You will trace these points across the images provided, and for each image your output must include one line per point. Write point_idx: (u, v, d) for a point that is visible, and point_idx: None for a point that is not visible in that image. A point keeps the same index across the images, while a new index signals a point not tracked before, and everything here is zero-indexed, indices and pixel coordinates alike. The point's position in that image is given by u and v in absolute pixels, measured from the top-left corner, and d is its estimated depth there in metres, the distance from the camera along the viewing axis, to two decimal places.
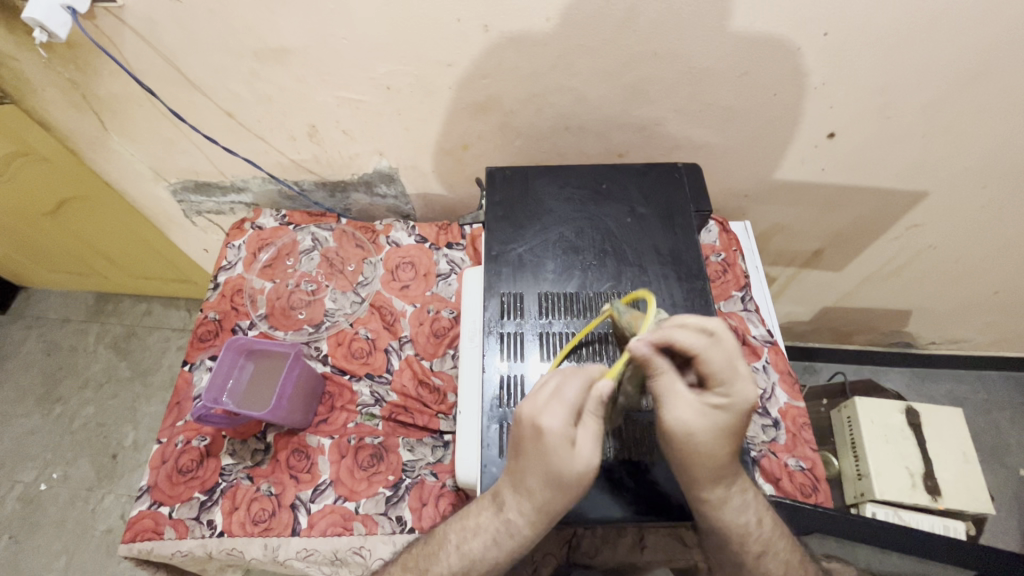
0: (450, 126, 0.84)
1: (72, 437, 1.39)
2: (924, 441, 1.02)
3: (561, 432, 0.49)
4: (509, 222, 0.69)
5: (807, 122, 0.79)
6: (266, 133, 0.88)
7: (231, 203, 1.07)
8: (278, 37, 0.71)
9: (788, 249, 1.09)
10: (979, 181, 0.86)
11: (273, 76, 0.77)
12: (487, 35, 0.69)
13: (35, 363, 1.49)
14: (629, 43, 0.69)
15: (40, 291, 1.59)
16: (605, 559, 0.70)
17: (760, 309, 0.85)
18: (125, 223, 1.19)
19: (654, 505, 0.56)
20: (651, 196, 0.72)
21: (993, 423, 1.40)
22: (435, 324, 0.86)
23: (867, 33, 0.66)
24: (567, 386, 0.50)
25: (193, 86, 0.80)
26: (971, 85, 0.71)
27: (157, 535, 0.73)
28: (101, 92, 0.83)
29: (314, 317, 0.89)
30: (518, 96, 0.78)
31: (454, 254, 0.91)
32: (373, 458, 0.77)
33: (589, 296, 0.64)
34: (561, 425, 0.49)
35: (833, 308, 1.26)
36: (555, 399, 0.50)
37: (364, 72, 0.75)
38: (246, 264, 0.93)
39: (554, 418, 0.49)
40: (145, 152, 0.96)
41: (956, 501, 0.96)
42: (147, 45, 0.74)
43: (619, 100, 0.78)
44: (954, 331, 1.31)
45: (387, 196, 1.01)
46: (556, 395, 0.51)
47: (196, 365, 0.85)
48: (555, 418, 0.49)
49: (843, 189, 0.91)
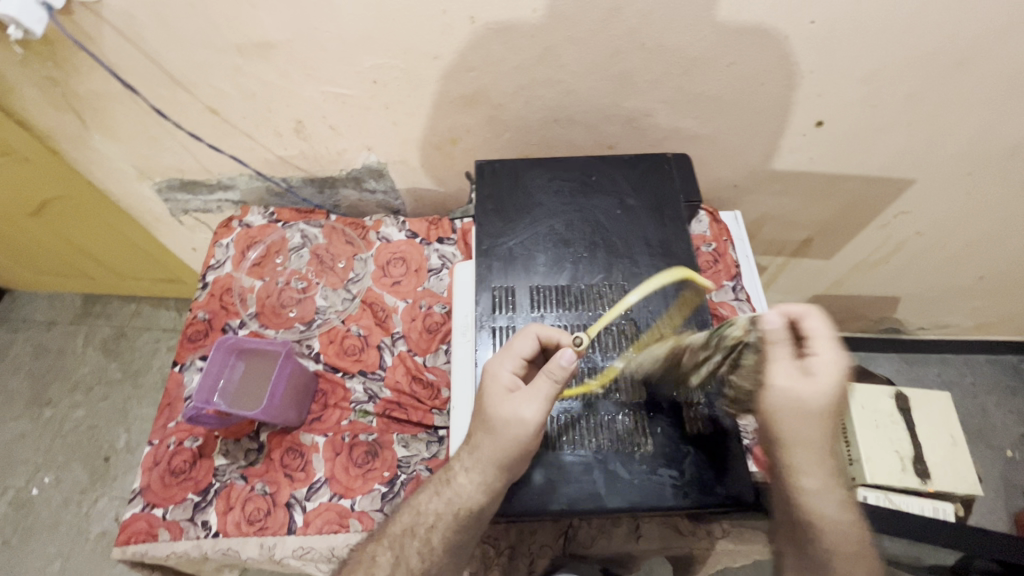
0: (438, 120, 0.83)
1: (63, 441, 1.37)
2: (913, 425, 1.03)
3: (505, 377, 0.54)
4: (499, 216, 0.69)
5: (795, 111, 0.79)
6: (251, 130, 0.87)
7: (218, 201, 1.06)
8: (261, 31, 0.70)
9: (778, 239, 1.09)
10: (963, 169, 0.87)
11: (256, 72, 0.76)
12: (474, 26, 0.68)
13: (23, 367, 1.47)
14: (617, 34, 0.69)
15: (27, 293, 1.57)
16: (600, 549, 0.70)
17: (753, 297, 0.85)
18: (109, 223, 1.17)
19: (649, 494, 0.56)
20: (641, 187, 0.72)
21: (981, 406, 1.42)
22: (428, 320, 0.86)
23: (855, 20, 0.66)
24: (520, 344, 0.55)
25: (176, 82, 0.79)
26: (957, 73, 0.72)
27: (151, 537, 0.72)
28: (80, 90, 0.82)
29: (305, 315, 0.88)
30: (506, 89, 0.78)
31: (445, 249, 0.91)
32: (368, 455, 0.77)
33: (581, 289, 0.64)
34: (509, 373, 0.54)
35: (824, 295, 1.27)
36: (512, 355, 0.55)
37: (350, 66, 0.74)
38: (234, 262, 0.92)
39: (504, 367, 0.54)
40: (129, 151, 0.94)
41: (944, 484, 0.98)
42: (127, 41, 0.73)
43: (607, 91, 0.78)
44: (941, 316, 1.32)
45: (377, 191, 1.00)
46: (513, 353, 0.55)
47: (186, 365, 0.84)
48: (503, 366, 0.55)
49: (831, 177, 0.92)
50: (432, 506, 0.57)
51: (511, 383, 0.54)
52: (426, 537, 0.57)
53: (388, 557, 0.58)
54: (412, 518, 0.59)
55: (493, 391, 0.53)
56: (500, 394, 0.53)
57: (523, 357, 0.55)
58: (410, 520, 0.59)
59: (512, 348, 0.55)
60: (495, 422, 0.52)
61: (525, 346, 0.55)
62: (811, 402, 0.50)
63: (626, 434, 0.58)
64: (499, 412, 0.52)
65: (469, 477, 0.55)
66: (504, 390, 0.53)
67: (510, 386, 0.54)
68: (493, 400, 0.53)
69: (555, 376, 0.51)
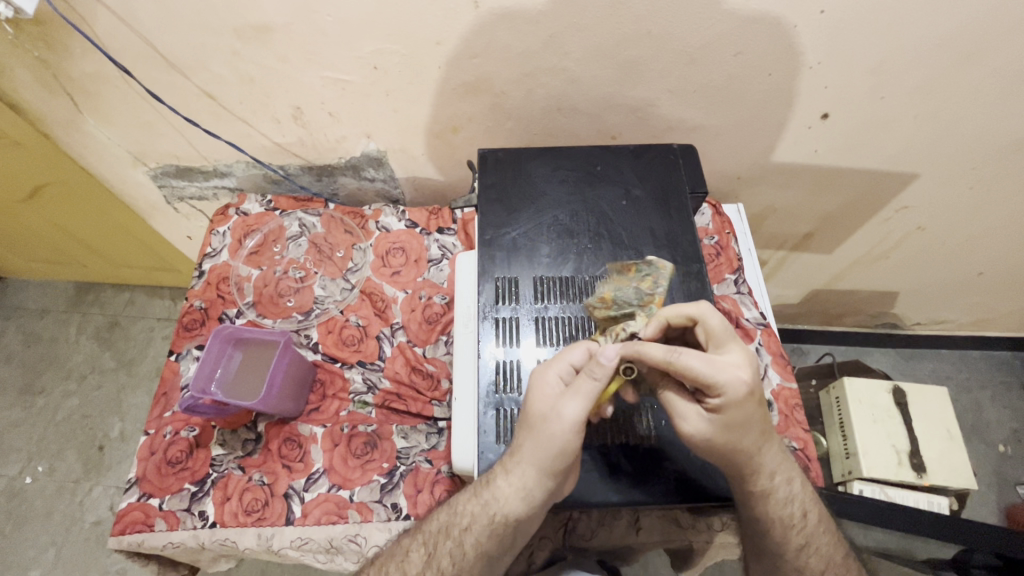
0: (440, 108, 0.82)
1: (56, 430, 1.36)
2: (910, 420, 1.03)
3: (550, 380, 0.52)
4: (502, 206, 0.68)
5: (801, 103, 0.79)
6: (248, 116, 0.85)
7: (214, 188, 1.04)
8: (259, 13, 0.68)
9: (779, 233, 1.09)
10: (967, 164, 0.87)
11: (255, 55, 0.74)
12: (478, 12, 0.67)
13: (15, 355, 1.45)
14: (623, 22, 0.68)
15: (18, 281, 1.54)
16: (601, 541, 0.70)
17: (753, 291, 0.85)
18: (103, 209, 1.15)
19: (651, 487, 0.56)
20: (646, 178, 0.71)
21: (975, 401, 1.42)
22: (428, 310, 0.85)
23: (865, 11, 0.65)
24: (570, 353, 0.53)
25: (172, 66, 0.77)
26: (965, 66, 0.71)
27: (147, 527, 0.71)
28: (73, 73, 0.80)
29: (303, 305, 0.87)
30: (509, 77, 0.76)
31: (445, 239, 0.90)
32: (367, 446, 0.76)
33: (585, 280, 0.64)
34: (556, 378, 0.52)
35: (824, 290, 1.27)
36: (561, 364, 0.53)
37: (350, 51, 0.73)
38: (231, 251, 0.90)
39: (550, 371, 0.53)
40: (123, 136, 0.93)
41: (939, 478, 0.99)
42: (120, 22, 0.71)
43: (611, 81, 0.77)
44: (938, 312, 1.32)
45: (376, 180, 0.98)
46: (562, 362, 0.53)
47: (182, 354, 0.83)
48: (549, 370, 0.52)
49: (834, 171, 0.91)
50: (468, 514, 0.56)
51: (556, 386, 0.52)
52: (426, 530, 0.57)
53: (420, 554, 0.58)
54: (448, 519, 0.58)
55: (538, 390, 0.52)
56: (542, 391, 0.52)
57: (572, 364, 0.53)
58: (445, 519, 0.58)
59: (561, 357, 0.53)
60: (534, 417, 0.51)
61: (575, 356, 0.53)
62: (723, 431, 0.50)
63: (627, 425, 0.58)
64: (539, 407, 0.51)
65: (509, 482, 0.53)
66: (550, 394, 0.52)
67: (554, 386, 0.52)
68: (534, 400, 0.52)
69: (597, 375, 0.49)
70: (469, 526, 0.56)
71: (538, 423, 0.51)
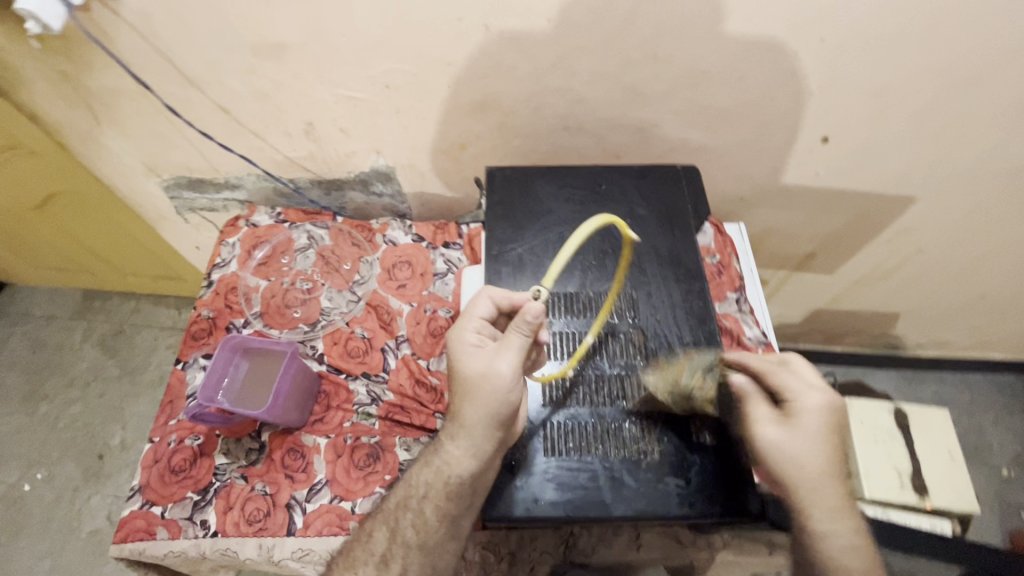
0: (448, 126, 0.84)
1: (57, 437, 1.36)
2: (911, 441, 1.04)
3: (468, 337, 0.56)
4: (509, 222, 0.70)
5: (802, 126, 0.80)
6: (261, 130, 0.87)
7: (225, 200, 1.06)
8: (277, 33, 0.71)
9: (781, 252, 1.10)
10: (967, 187, 0.88)
11: (270, 72, 0.76)
12: (488, 34, 0.69)
13: (20, 361, 1.46)
14: (629, 45, 0.70)
15: (26, 288, 1.56)
16: (601, 558, 0.71)
17: (755, 310, 0.86)
18: (114, 218, 1.17)
19: (655, 503, 0.56)
20: (650, 197, 0.72)
21: (978, 425, 1.42)
22: (433, 324, 0.86)
23: (864, 38, 0.67)
24: (477, 307, 0.57)
25: (188, 81, 0.79)
26: (962, 93, 0.73)
27: (149, 535, 0.72)
28: (93, 86, 0.82)
29: (309, 316, 0.88)
30: (518, 97, 0.78)
31: (451, 253, 0.91)
32: (369, 458, 0.76)
33: (589, 296, 0.65)
34: (472, 333, 0.56)
35: (825, 310, 1.27)
36: (471, 319, 0.57)
37: (363, 70, 0.75)
38: (240, 261, 0.92)
39: (468, 330, 0.57)
40: (138, 147, 0.95)
41: (942, 500, 0.97)
42: (142, 39, 0.73)
43: (617, 102, 0.79)
44: (940, 334, 1.33)
45: (384, 194, 1.00)
46: (471, 317, 0.57)
47: (189, 363, 0.84)
48: (465, 330, 0.57)
49: (835, 193, 0.93)
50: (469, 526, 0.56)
51: (476, 343, 0.56)
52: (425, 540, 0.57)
53: None
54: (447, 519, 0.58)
55: (465, 353, 0.55)
56: (470, 354, 0.55)
57: (482, 317, 0.57)
58: (403, 495, 0.61)
59: (469, 313, 0.57)
60: (472, 379, 0.54)
61: (483, 308, 0.57)
62: (797, 446, 0.53)
63: (634, 440, 0.58)
64: (474, 370, 0.54)
65: None
66: (473, 347, 0.56)
67: (478, 345, 0.56)
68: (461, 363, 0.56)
69: (523, 330, 0.52)
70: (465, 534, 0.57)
71: (478, 383, 0.54)
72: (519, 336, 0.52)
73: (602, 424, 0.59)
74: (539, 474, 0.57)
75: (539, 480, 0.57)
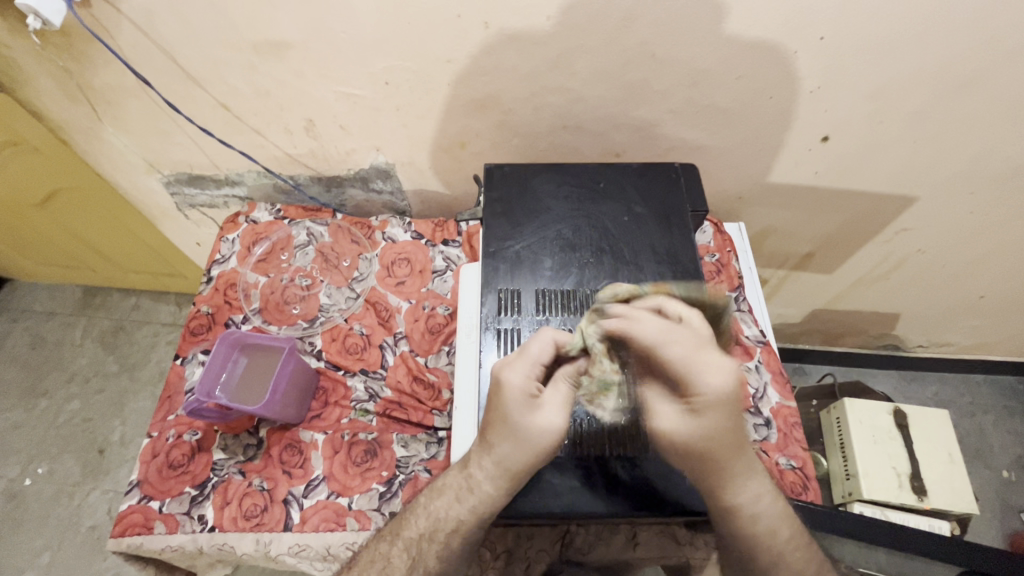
0: (447, 124, 0.84)
1: (56, 432, 1.37)
2: (911, 442, 1.03)
3: (524, 384, 0.52)
4: (507, 220, 0.70)
5: (801, 126, 0.80)
6: (261, 127, 0.88)
7: (225, 197, 1.06)
8: (276, 30, 0.71)
9: (780, 252, 1.10)
10: (967, 187, 0.88)
11: (270, 70, 0.77)
12: (487, 32, 0.69)
13: (21, 357, 1.47)
14: (628, 44, 0.70)
15: (27, 284, 1.56)
16: (598, 556, 0.70)
17: (753, 309, 0.86)
18: (114, 214, 1.17)
19: (649, 500, 0.56)
20: (649, 196, 0.72)
21: (978, 426, 1.42)
22: (431, 321, 0.86)
23: (865, 39, 0.67)
24: (536, 351, 0.54)
25: (189, 77, 0.79)
26: (961, 93, 0.73)
27: (147, 530, 0.72)
28: (94, 82, 0.82)
29: (308, 312, 0.88)
30: (516, 95, 0.78)
31: (450, 251, 0.91)
32: (367, 454, 0.77)
33: (586, 294, 0.65)
34: (528, 380, 0.53)
35: (824, 310, 1.27)
36: (529, 363, 0.53)
37: (362, 67, 0.75)
38: (239, 258, 0.92)
39: (520, 372, 0.53)
40: (139, 143, 0.95)
41: (940, 501, 0.98)
42: (143, 36, 0.73)
43: (616, 101, 0.79)
44: (940, 335, 1.32)
45: (383, 192, 1.00)
46: (529, 362, 0.53)
47: (188, 359, 0.84)
48: (523, 375, 0.53)
49: (835, 193, 0.93)
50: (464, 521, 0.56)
51: (531, 391, 0.53)
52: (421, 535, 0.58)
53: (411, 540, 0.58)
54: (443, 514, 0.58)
55: (520, 402, 0.52)
56: (525, 403, 0.52)
57: (540, 363, 0.54)
58: None
59: (527, 355, 0.53)
60: (524, 430, 0.52)
61: (542, 353, 0.54)
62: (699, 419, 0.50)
63: (629, 437, 0.58)
64: (534, 422, 0.52)
65: (498, 464, 0.54)
66: (527, 396, 0.53)
67: (531, 392, 0.53)
68: (512, 411, 0.52)
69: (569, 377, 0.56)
70: (459, 528, 0.57)
71: (534, 435, 0.52)
72: (567, 383, 0.55)
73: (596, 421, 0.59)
74: None
75: (534, 477, 0.57)
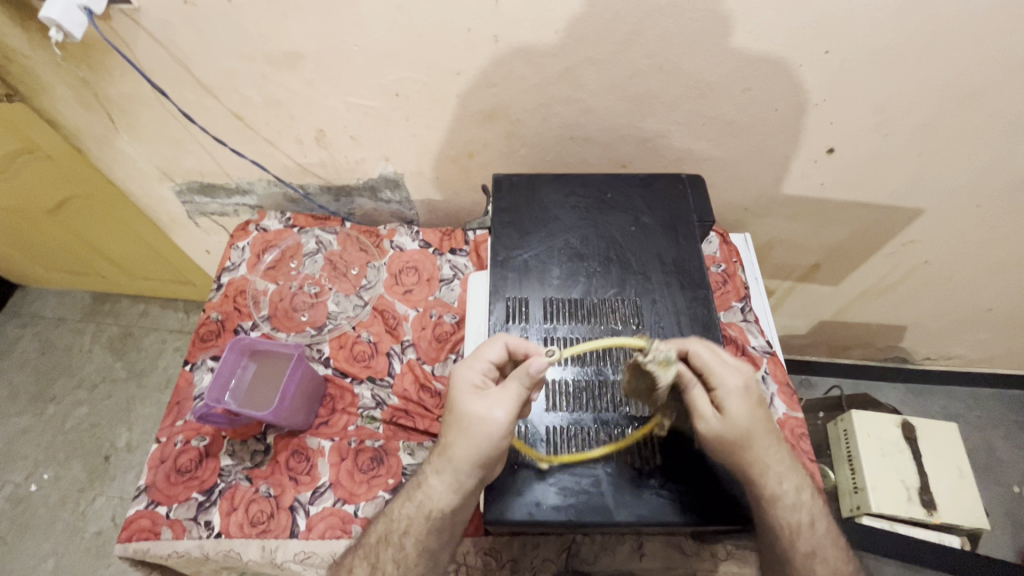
0: (455, 134, 0.85)
1: (63, 437, 1.38)
2: (919, 455, 1.02)
3: (472, 379, 0.56)
4: (515, 229, 0.71)
5: (807, 138, 0.81)
6: (273, 137, 0.89)
7: (236, 205, 1.07)
8: (291, 42, 0.72)
9: (786, 263, 1.10)
10: (973, 200, 0.88)
11: (284, 80, 0.78)
12: (497, 45, 0.70)
13: (30, 362, 1.48)
14: (636, 58, 0.71)
15: (37, 291, 1.58)
16: (604, 566, 0.70)
17: (760, 319, 0.86)
18: (125, 221, 1.18)
19: (657, 508, 0.56)
20: (655, 206, 0.73)
21: (988, 440, 1.40)
22: (438, 329, 0.87)
23: (870, 52, 0.68)
24: (487, 351, 0.56)
25: (204, 88, 0.81)
26: (966, 106, 0.73)
27: (154, 535, 0.72)
28: (111, 92, 0.84)
29: (317, 320, 0.89)
30: (525, 106, 0.80)
31: (458, 259, 0.92)
32: (373, 461, 0.77)
33: (593, 302, 0.65)
34: (477, 376, 0.56)
35: (831, 322, 1.27)
36: (478, 362, 0.56)
37: (374, 79, 0.76)
38: (249, 265, 0.93)
39: (472, 370, 0.56)
40: (153, 152, 0.96)
41: (950, 516, 0.97)
42: (160, 47, 0.75)
43: (623, 113, 0.80)
44: (948, 347, 1.32)
45: (391, 201, 1.02)
46: (478, 360, 0.56)
47: (197, 365, 0.85)
48: (471, 370, 0.56)
49: (841, 205, 0.93)
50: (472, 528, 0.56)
51: (480, 386, 0.56)
52: (429, 541, 0.58)
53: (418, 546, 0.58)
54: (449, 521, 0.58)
55: (468, 395, 0.55)
56: (471, 396, 0.55)
57: (491, 362, 0.56)
58: (412, 499, 0.60)
59: (478, 355, 0.57)
60: (468, 421, 0.54)
61: (493, 354, 0.56)
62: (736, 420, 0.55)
63: (635, 447, 0.59)
64: (472, 409, 0.54)
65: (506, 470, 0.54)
66: (474, 390, 0.55)
67: (480, 387, 0.56)
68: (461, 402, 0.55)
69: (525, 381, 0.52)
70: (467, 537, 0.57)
71: (480, 428, 0.53)
72: (519, 386, 0.52)
73: (603, 430, 0.60)
74: (542, 480, 0.57)
75: (542, 485, 0.57)
